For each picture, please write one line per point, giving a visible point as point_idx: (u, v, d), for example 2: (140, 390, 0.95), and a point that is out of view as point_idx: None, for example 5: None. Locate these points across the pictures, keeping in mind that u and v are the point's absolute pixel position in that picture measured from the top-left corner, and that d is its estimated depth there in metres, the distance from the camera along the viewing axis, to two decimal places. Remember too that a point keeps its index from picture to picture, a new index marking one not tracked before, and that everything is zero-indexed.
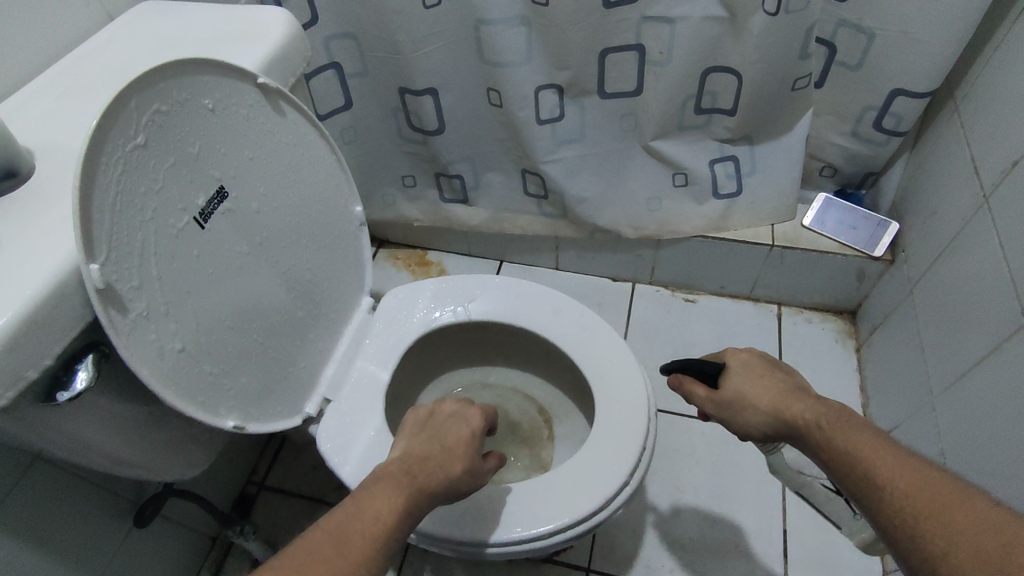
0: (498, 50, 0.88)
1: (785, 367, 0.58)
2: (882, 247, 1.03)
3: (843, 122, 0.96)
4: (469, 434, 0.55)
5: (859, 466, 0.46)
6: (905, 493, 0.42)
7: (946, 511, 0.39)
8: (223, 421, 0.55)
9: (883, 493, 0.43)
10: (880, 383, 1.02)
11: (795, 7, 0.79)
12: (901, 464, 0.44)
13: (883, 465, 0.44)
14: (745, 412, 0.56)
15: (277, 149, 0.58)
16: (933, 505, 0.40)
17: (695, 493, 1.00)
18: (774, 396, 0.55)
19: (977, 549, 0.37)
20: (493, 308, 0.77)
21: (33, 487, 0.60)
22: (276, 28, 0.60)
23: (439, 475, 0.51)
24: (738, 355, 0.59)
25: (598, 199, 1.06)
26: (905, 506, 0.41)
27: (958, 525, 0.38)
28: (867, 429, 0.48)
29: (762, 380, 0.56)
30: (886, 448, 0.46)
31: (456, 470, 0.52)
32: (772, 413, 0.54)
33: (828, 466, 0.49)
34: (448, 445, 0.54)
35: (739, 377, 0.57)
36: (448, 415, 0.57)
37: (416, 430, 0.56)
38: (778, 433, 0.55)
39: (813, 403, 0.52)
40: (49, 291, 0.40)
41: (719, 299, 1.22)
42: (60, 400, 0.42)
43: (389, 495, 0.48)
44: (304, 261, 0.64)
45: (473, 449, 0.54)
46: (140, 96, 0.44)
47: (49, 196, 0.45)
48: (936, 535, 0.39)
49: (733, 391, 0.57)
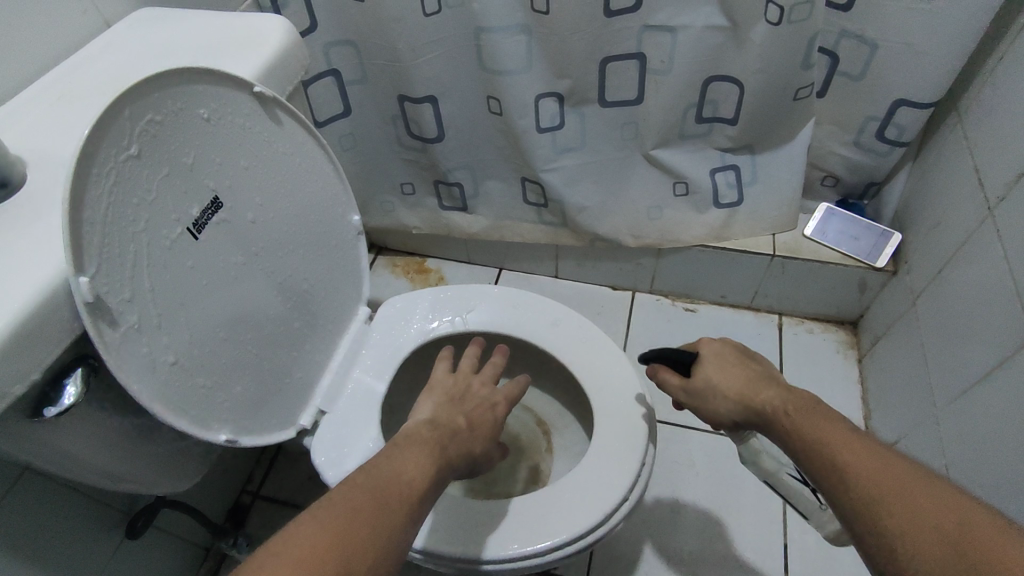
0: (498, 58, 0.87)
1: (758, 357, 0.59)
2: (884, 257, 1.02)
3: (845, 132, 0.96)
4: (492, 420, 0.62)
5: (822, 447, 0.45)
6: (865, 473, 0.42)
7: (905, 491, 0.40)
8: (216, 435, 0.54)
9: (842, 473, 0.43)
10: (882, 394, 1.01)
11: (798, 17, 0.78)
12: (863, 446, 0.44)
13: (846, 449, 0.44)
14: (715, 400, 0.56)
15: (273, 158, 0.58)
16: (892, 487, 0.40)
17: (695, 505, 0.99)
18: (742, 383, 0.55)
19: (937, 530, 0.37)
20: (492, 318, 0.76)
21: (22, 500, 0.59)
22: (273, 35, 0.60)
23: (464, 449, 0.56)
24: (710, 344, 0.60)
25: (598, 208, 1.05)
26: (864, 487, 0.41)
27: (918, 507, 0.39)
28: (828, 414, 0.48)
29: (734, 368, 0.56)
30: (851, 433, 0.45)
31: (477, 447, 0.58)
32: (740, 400, 0.54)
33: (792, 451, 0.49)
34: (474, 424, 0.59)
35: (710, 366, 0.57)
36: (477, 397, 0.62)
37: (443, 399, 0.61)
38: (745, 420, 0.54)
39: (781, 391, 0.52)
40: (38, 304, 0.39)
41: (719, 309, 1.22)
42: (48, 415, 0.41)
43: (421, 460, 0.51)
44: (300, 271, 0.63)
45: (493, 433, 0.61)
46: (133, 106, 0.43)
47: (40, 207, 0.44)
48: (894, 516, 0.39)
49: (703, 380, 0.57)
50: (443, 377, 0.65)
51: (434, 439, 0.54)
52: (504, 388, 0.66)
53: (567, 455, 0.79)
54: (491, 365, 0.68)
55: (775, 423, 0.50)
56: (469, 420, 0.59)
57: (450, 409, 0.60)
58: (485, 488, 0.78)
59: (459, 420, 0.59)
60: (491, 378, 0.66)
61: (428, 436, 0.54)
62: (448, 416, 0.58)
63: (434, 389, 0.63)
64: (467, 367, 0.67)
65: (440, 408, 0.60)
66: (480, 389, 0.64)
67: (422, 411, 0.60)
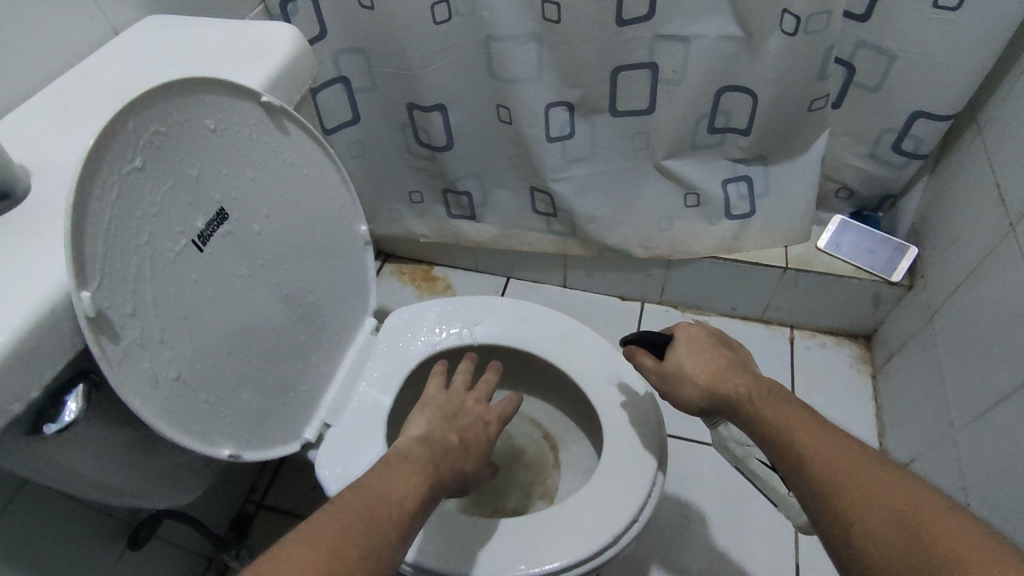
0: (508, 66, 0.86)
1: (729, 344, 0.61)
2: (900, 271, 1.00)
3: (860, 144, 0.94)
4: (486, 439, 0.60)
5: (788, 436, 0.48)
6: (827, 461, 0.45)
7: (863, 480, 0.43)
8: (219, 450, 0.53)
9: (805, 460, 0.46)
10: (897, 412, 0.99)
11: (814, 27, 0.77)
12: (826, 436, 0.47)
13: (810, 438, 0.47)
14: (684, 384, 0.58)
15: (280, 168, 0.57)
16: (850, 475, 0.44)
17: (704, 522, 0.97)
18: (712, 371, 0.57)
19: (891, 515, 0.41)
20: (499, 331, 0.75)
21: (22, 511, 0.58)
22: (282, 43, 0.59)
23: (455, 468, 0.55)
24: (687, 330, 0.61)
25: (608, 218, 1.04)
26: (825, 474, 0.45)
27: (873, 494, 0.42)
28: (794, 405, 0.51)
29: (706, 353, 0.59)
30: (814, 424, 0.49)
31: (470, 466, 0.57)
32: (708, 388, 0.56)
33: (757, 437, 0.52)
34: (467, 441, 0.58)
35: (684, 351, 0.59)
36: (472, 414, 0.61)
37: (435, 415, 0.59)
38: (712, 406, 0.56)
39: (749, 379, 0.55)
40: (38, 320, 0.38)
41: (730, 321, 1.20)
42: (48, 432, 0.40)
43: (412, 479, 0.50)
44: (306, 282, 0.62)
45: (486, 452, 0.59)
46: (139, 117, 0.43)
47: (42, 218, 0.43)
48: (852, 502, 0.43)
49: (676, 365, 0.59)
50: (436, 393, 0.63)
51: (425, 458, 0.53)
52: (499, 405, 0.64)
53: (574, 471, 0.78)
54: (484, 382, 0.66)
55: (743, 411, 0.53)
56: (462, 436, 0.58)
57: (442, 425, 0.58)
58: (490, 504, 0.77)
59: (452, 437, 0.57)
60: (484, 395, 0.64)
61: (419, 454, 0.53)
62: (440, 433, 0.57)
63: (425, 405, 0.61)
64: (460, 381, 0.65)
65: (433, 424, 0.58)
66: (473, 406, 0.62)
67: (415, 426, 0.58)
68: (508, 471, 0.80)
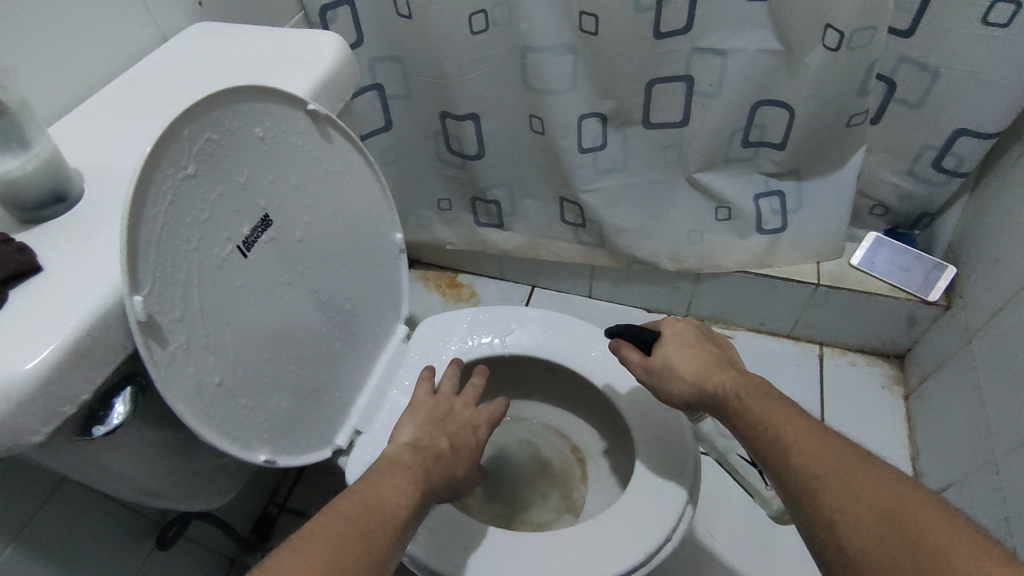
0: (543, 77, 0.86)
1: (715, 339, 0.62)
2: (937, 291, 0.98)
3: (898, 161, 0.93)
4: (475, 443, 0.59)
5: (772, 429, 0.50)
6: (810, 453, 0.47)
7: (847, 472, 0.45)
8: (255, 455, 0.53)
9: (789, 452, 0.48)
10: (932, 435, 0.97)
11: (857, 43, 0.76)
12: (810, 431, 0.49)
13: (792, 431, 0.49)
14: (671, 380, 0.59)
15: (323, 176, 0.57)
16: (833, 467, 0.45)
17: (729, 541, 0.95)
18: (698, 367, 0.58)
19: (875, 504, 0.42)
20: (531, 342, 0.75)
21: (58, 508, 0.59)
22: (327, 51, 0.60)
23: (446, 475, 0.54)
24: (674, 325, 0.63)
25: (638, 230, 1.03)
26: (808, 465, 0.46)
27: (857, 484, 0.44)
28: (777, 398, 0.52)
29: (692, 349, 0.60)
30: (799, 418, 0.50)
31: (461, 471, 0.56)
32: (694, 384, 0.58)
33: (741, 430, 0.53)
34: (458, 446, 0.58)
35: (671, 347, 0.60)
36: (460, 418, 0.60)
37: (425, 421, 0.59)
38: (698, 402, 0.58)
39: (733, 373, 0.57)
40: (91, 323, 0.38)
41: (757, 336, 1.18)
42: (94, 434, 0.40)
43: (403, 486, 0.50)
44: (343, 290, 0.63)
45: (474, 457, 0.59)
46: (193, 125, 0.43)
47: (96, 222, 0.44)
48: (831, 487, 0.44)
49: (662, 359, 0.60)
50: (424, 398, 0.62)
51: (416, 464, 0.52)
52: (487, 409, 0.63)
53: (601, 486, 0.77)
54: (472, 385, 0.65)
55: (726, 404, 0.55)
56: (452, 442, 0.57)
57: (432, 432, 0.57)
58: (516, 517, 0.77)
59: (442, 442, 0.56)
60: (473, 399, 0.63)
61: (410, 460, 0.52)
62: (430, 439, 0.56)
63: (415, 411, 0.61)
64: (448, 387, 0.64)
65: (423, 431, 0.57)
66: (462, 410, 0.61)
67: (404, 432, 0.57)
68: (533, 484, 0.80)
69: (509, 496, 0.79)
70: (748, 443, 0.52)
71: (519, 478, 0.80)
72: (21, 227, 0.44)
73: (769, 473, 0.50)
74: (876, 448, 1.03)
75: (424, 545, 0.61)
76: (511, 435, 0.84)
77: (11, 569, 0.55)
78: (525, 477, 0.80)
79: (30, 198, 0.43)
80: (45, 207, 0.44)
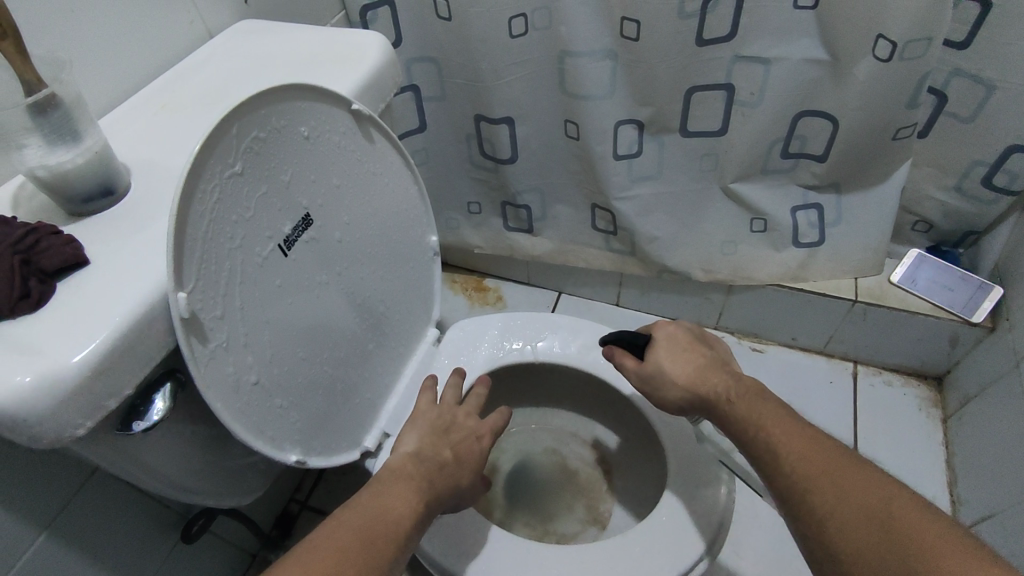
0: (581, 82, 0.85)
1: (708, 341, 0.62)
2: (982, 312, 0.95)
3: (946, 176, 0.90)
4: (479, 453, 0.58)
5: (764, 432, 0.50)
6: (801, 457, 0.47)
7: (836, 474, 0.45)
8: (287, 455, 0.53)
9: (780, 455, 0.48)
10: (972, 461, 0.94)
11: (910, 54, 0.73)
12: (799, 433, 0.49)
13: (783, 434, 0.49)
14: (665, 386, 0.59)
15: (363, 176, 0.57)
16: (824, 469, 0.46)
17: (756, 560, 0.93)
18: (692, 371, 0.58)
19: (864, 506, 0.43)
20: (563, 350, 0.74)
21: (89, 498, 0.59)
22: (371, 51, 0.59)
23: (450, 484, 0.54)
24: (665, 329, 0.62)
25: (671, 239, 1.02)
26: (800, 468, 0.47)
27: (847, 486, 0.44)
28: (769, 401, 0.52)
29: (684, 353, 0.59)
30: (790, 421, 0.50)
31: (465, 480, 0.55)
32: (689, 389, 0.57)
33: (735, 434, 0.53)
34: (461, 455, 0.56)
35: (663, 352, 0.60)
36: (462, 427, 0.59)
37: (427, 430, 0.57)
38: (693, 407, 0.58)
39: (727, 378, 0.56)
40: (136, 318, 0.38)
41: (789, 351, 1.16)
42: (135, 429, 0.40)
43: (405, 495, 0.49)
44: (377, 292, 0.62)
45: (478, 468, 0.57)
46: (242, 122, 0.43)
47: (142, 217, 0.44)
48: (823, 491, 0.45)
49: (655, 365, 0.59)
50: (426, 408, 0.61)
51: (420, 475, 0.52)
52: (489, 419, 0.61)
53: (628, 499, 0.75)
54: (474, 396, 0.64)
55: (719, 409, 0.55)
56: (456, 452, 0.56)
57: (436, 441, 0.56)
58: (540, 527, 0.76)
59: (446, 452, 0.55)
60: (474, 409, 0.62)
61: (413, 471, 0.52)
62: (434, 449, 0.55)
63: (416, 420, 0.59)
64: (450, 398, 0.63)
65: (425, 440, 0.56)
66: (465, 420, 0.60)
67: (406, 442, 0.56)
68: (558, 494, 0.79)
69: (534, 506, 0.78)
70: (743, 449, 0.52)
71: (544, 488, 0.79)
72: (68, 219, 0.44)
73: (761, 476, 0.50)
74: (911, 472, 0.99)
75: (448, 552, 0.60)
76: (536, 443, 0.84)
77: (43, 557, 0.56)
78: (550, 487, 0.79)
79: (78, 192, 0.43)
80: (92, 200, 0.44)
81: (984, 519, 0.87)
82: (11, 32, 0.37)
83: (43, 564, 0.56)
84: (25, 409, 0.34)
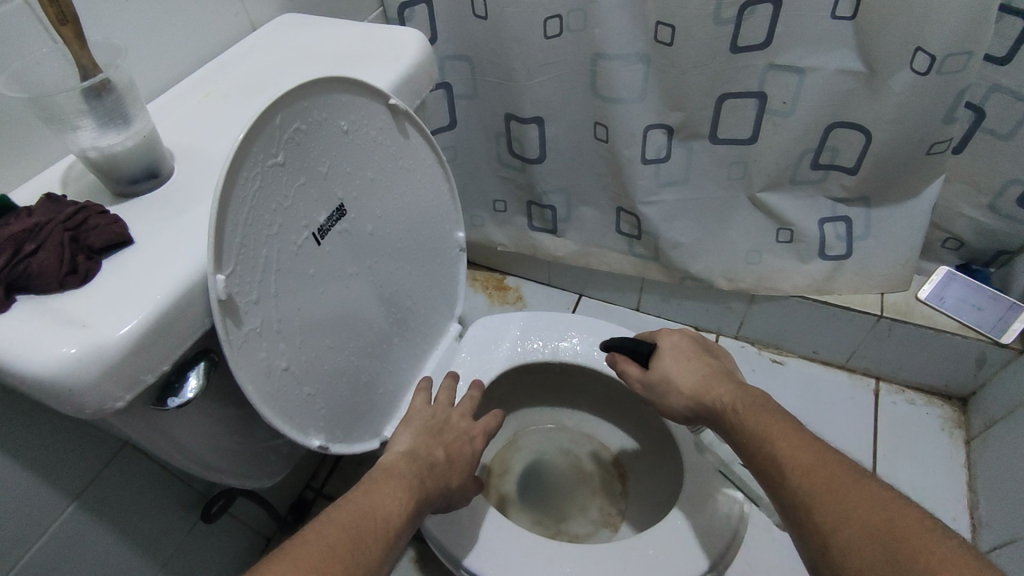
0: (612, 85, 0.85)
1: (712, 351, 0.63)
2: (1011, 333, 0.94)
3: (979, 194, 0.90)
4: (471, 453, 0.59)
5: (767, 445, 0.49)
6: (805, 471, 0.46)
7: (839, 490, 0.44)
8: (310, 440, 0.54)
9: (782, 470, 0.47)
10: (995, 484, 0.92)
11: (949, 68, 0.72)
12: (802, 444, 0.48)
13: (787, 447, 0.48)
14: (670, 394, 0.59)
15: (396, 170, 0.58)
16: (826, 485, 0.45)
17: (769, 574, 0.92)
18: (697, 380, 0.58)
19: (866, 523, 0.42)
20: (583, 351, 0.74)
21: (117, 471, 0.61)
22: (410, 48, 0.61)
23: (440, 485, 0.54)
24: (671, 338, 0.63)
25: (695, 245, 1.02)
26: (801, 482, 0.46)
27: (849, 504, 0.43)
28: (773, 412, 0.52)
29: (690, 363, 0.60)
30: (790, 430, 0.50)
31: (455, 482, 0.56)
32: (693, 397, 0.57)
33: (738, 444, 0.53)
34: (453, 456, 0.57)
35: (669, 361, 0.60)
36: (456, 429, 0.60)
37: (422, 431, 0.58)
38: (697, 415, 0.58)
39: (732, 388, 0.56)
40: (177, 297, 0.40)
41: (809, 364, 1.15)
42: (170, 405, 0.42)
43: (397, 494, 0.48)
44: (404, 285, 0.63)
45: (469, 468, 0.58)
46: (285, 113, 0.44)
47: (185, 200, 0.45)
48: (829, 509, 0.43)
49: (660, 374, 0.60)
50: (421, 408, 0.62)
51: (411, 472, 0.51)
52: (483, 421, 0.63)
53: (641, 503, 0.75)
54: (468, 397, 0.65)
55: (724, 419, 0.54)
56: (449, 452, 0.57)
57: (428, 441, 0.56)
58: (552, 525, 0.76)
59: (438, 452, 0.56)
60: (468, 411, 0.63)
61: (404, 469, 0.51)
62: (427, 448, 0.55)
63: (411, 419, 0.60)
64: (444, 398, 0.64)
65: (418, 440, 0.57)
66: (458, 420, 0.61)
67: (400, 441, 0.57)
68: (572, 494, 0.79)
69: (546, 504, 0.79)
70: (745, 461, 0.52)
71: (560, 487, 0.80)
72: (116, 200, 0.46)
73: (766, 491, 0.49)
74: (930, 492, 0.98)
75: (461, 543, 0.61)
76: (552, 441, 0.84)
77: (71, 526, 0.58)
78: (564, 487, 0.80)
79: (125, 174, 0.44)
80: (137, 182, 0.45)
81: (1004, 545, 0.85)
82: (71, 18, 0.38)
83: (71, 534, 0.58)
84: (70, 378, 0.35)
